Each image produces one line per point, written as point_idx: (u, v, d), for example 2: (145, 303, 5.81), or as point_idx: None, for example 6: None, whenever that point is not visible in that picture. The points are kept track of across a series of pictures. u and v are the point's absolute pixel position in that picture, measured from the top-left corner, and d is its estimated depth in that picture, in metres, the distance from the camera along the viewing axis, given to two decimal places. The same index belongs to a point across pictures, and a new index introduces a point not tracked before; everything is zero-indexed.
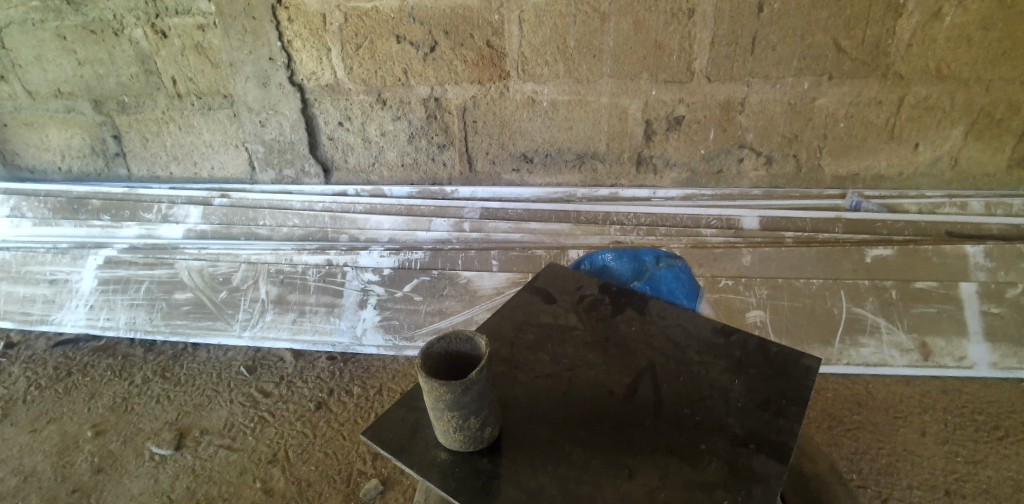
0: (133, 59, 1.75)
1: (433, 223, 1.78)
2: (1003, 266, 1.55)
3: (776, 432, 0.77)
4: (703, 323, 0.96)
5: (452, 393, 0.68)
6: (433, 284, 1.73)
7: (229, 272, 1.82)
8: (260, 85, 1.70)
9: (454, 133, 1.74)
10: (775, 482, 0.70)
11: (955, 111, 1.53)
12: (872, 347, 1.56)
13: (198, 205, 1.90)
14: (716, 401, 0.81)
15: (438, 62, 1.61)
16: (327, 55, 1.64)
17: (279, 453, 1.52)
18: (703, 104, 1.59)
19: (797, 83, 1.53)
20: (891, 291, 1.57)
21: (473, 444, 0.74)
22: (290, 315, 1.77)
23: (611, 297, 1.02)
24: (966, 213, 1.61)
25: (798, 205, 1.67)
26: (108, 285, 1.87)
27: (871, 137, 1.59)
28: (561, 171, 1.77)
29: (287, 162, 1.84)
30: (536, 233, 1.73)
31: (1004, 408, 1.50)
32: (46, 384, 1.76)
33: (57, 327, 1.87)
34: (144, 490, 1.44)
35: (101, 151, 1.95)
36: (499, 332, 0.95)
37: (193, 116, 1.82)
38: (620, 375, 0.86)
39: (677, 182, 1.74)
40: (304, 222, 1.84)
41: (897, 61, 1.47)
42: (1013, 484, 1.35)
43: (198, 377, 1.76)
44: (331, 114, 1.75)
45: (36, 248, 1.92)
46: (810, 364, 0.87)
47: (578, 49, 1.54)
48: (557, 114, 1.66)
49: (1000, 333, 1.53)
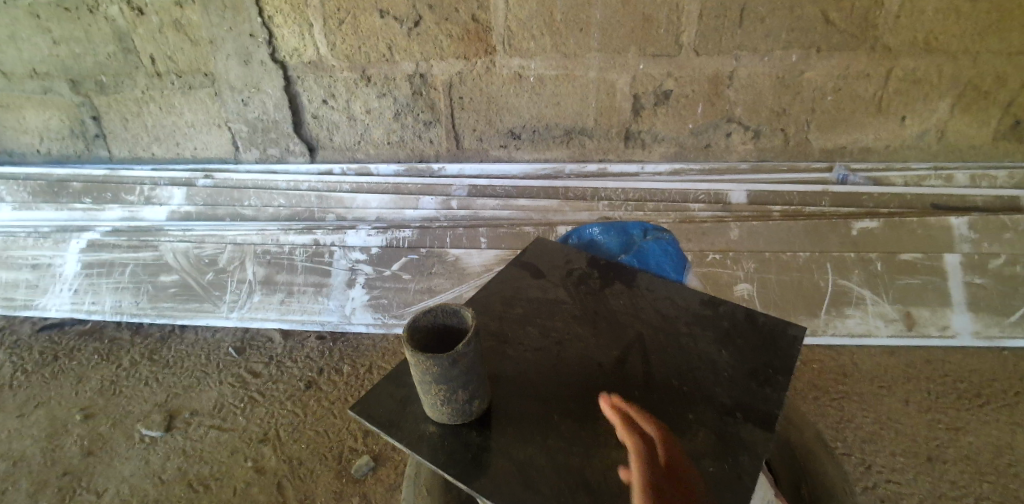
0: (110, 37, 1.69)
1: (421, 201, 1.77)
2: (986, 237, 1.57)
3: (763, 401, 0.77)
4: (690, 295, 0.96)
5: (441, 366, 0.68)
6: (422, 262, 1.71)
7: (215, 254, 1.80)
8: (242, 62, 1.67)
9: (441, 110, 1.72)
10: (762, 449, 0.71)
11: (942, 84, 1.53)
12: (858, 318, 1.57)
13: (182, 186, 1.88)
14: (704, 371, 0.82)
15: (423, 37, 1.58)
16: (310, 31, 1.61)
17: (269, 432, 1.52)
18: (691, 78, 1.58)
19: (785, 56, 1.52)
20: (878, 263, 1.58)
21: (462, 417, 0.75)
22: (278, 296, 1.75)
23: (600, 271, 1.02)
24: (952, 185, 1.63)
25: (785, 179, 1.68)
26: (93, 268, 1.84)
27: (858, 111, 1.60)
28: (549, 147, 1.77)
29: (271, 141, 1.82)
30: (525, 210, 1.72)
31: (986, 377, 1.53)
32: (33, 369, 1.74)
33: (41, 312, 1.84)
34: (135, 471, 1.45)
35: (81, 133, 1.92)
36: (487, 307, 0.95)
37: (174, 96, 1.79)
38: (609, 348, 0.86)
39: (666, 156, 1.74)
40: (290, 202, 1.82)
41: (885, 33, 1.46)
42: (994, 450, 1.38)
43: (187, 359, 1.74)
44: (315, 92, 1.72)
45: (18, 232, 1.89)
46: (797, 334, 0.88)
47: (565, 23, 1.52)
48: (544, 89, 1.64)
49: (983, 304, 1.55)
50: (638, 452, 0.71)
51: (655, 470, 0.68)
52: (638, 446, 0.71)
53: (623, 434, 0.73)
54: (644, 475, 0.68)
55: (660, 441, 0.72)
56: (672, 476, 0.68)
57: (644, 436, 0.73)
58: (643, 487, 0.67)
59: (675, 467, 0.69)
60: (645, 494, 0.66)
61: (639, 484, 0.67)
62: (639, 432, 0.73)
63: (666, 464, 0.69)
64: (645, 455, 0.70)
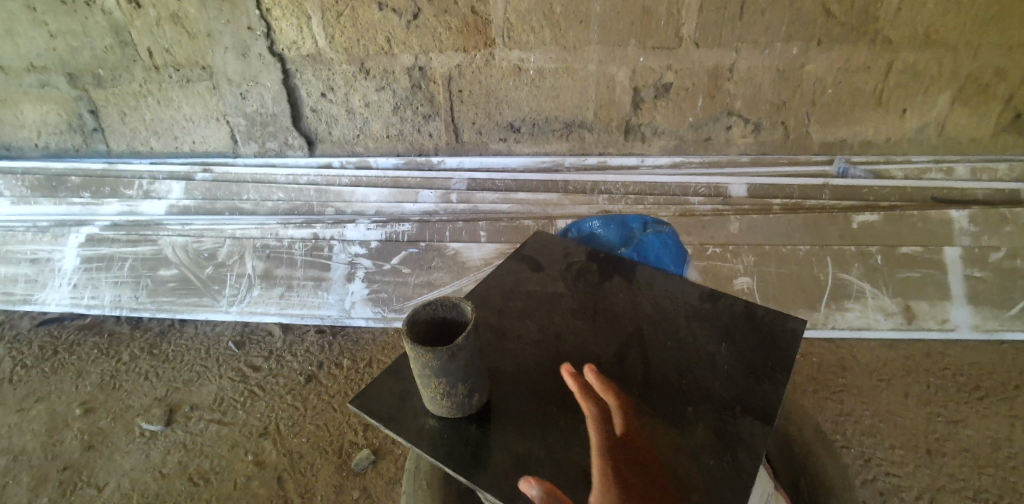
0: (107, 30, 1.68)
1: (420, 195, 1.77)
2: (987, 231, 1.56)
3: (762, 395, 0.77)
4: (690, 289, 0.96)
5: (440, 360, 0.68)
6: (421, 256, 1.71)
7: (214, 248, 1.80)
8: (240, 56, 1.66)
9: (440, 103, 1.71)
10: (761, 443, 0.71)
11: (943, 77, 1.52)
12: (858, 311, 1.57)
13: (180, 180, 1.88)
14: (703, 365, 0.82)
15: (421, 29, 1.58)
16: (308, 23, 1.60)
17: (269, 426, 1.52)
18: (691, 71, 1.57)
19: (786, 49, 1.51)
20: (877, 256, 1.58)
21: (461, 410, 0.75)
22: (277, 290, 1.75)
23: (599, 264, 1.02)
24: (953, 178, 1.63)
25: (785, 172, 1.69)
26: (91, 263, 1.84)
27: (859, 104, 1.60)
28: (548, 140, 1.77)
29: (269, 134, 1.82)
30: (524, 204, 1.72)
31: (985, 370, 1.52)
32: (32, 363, 1.74)
33: (40, 306, 1.83)
34: (135, 465, 1.45)
35: (78, 127, 1.91)
36: (487, 300, 0.95)
37: (172, 89, 1.78)
38: (609, 342, 0.86)
39: (666, 150, 1.74)
40: (289, 196, 1.82)
41: (886, 25, 1.45)
42: (992, 443, 1.38)
43: (186, 353, 1.74)
44: (313, 86, 1.72)
45: (16, 227, 1.89)
46: (796, 327, 0.88)
47: (564, 15, 1.51)
48: (543, 82, 1.64)
49: (982, 297, 1.55)
50: (595, 417, 0.75)
51: (614, 438, 0.72)
52: (597, 414, 0.75)
53: (581, 400, 0.77)
54: (601, 438, 0.72)
55: (616, 406, 0.76)
56: (626, 435, 0.72)
57: (600, 401, 0.77)
58: (599, 448, 0.71)
59: (629, 427, 0.73)
60: (601, 454, 0.70)
61: (595, 446, 0.71)
62: (602, 406, 0.76)
63: (621, 425, 0.73)
64: (608, 429, 0.73)
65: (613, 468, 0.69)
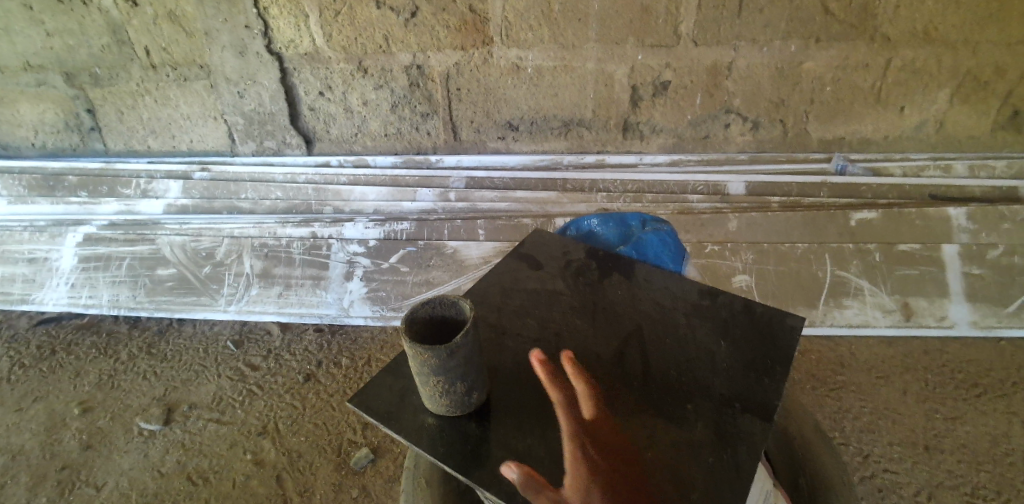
0: (104, 28, 1.67)
1: (419, 193, 1.77)
2: (985, 228, 1.56)
3: (762, 392, 0.78)
4: (689, 286, 0.96)
5: (438, 357, 0.68)
6: (419, 254, 1.70)
7: (212, 247, 1.80)
8: (237, 54, 1.66)
9: (438, 101, 1.71)
10: (761, 439, 0.72)
11: (941, 74, 1.52)
12: (856, 309, 1.57)
13: (178, 179, 1.88)
14: (702, 361, 0.82)
15: (419, 27, 1.57)
16: (306, 22, 1.59)
17: (268, 425, 1.52)
18: (690, 69, 1.57)
19: (784, 46, 1.51)
20: (876, 254, 1.58)
21: (461, 408, 0.75)
22: (276, 289, 1.75)
23: (598, 261, 1.02)
24: (951, 175, 1.64)
25: (783, 170, 1.69)
26: (89, 262, 1.83)
27: (857, 102, 1.60)
28: (547, 139, 1.77)
29: (267, 133, 1.83)
30: (523, 202, 1.72)
31: (984, 367, 1.52)
32: (30, 363, 1.73)
33: (38, 306, 1.83)
34: (134, 465, 1.45)
35: (76, 126, 1.91)
36: (486, 298, 0.95)
37: (169, 88, 1.77)
38: (608, 339, 0.86)
39: (664, 148, 1.75)
40: (288, 195, 1.82)
41: (885, 22, 1.45)
42: (991, 440, 1.39)
43: (185, 352, 1.74)
44: (312, 84, 1.71)
45: (13, 227, 1.88)
46: (795, 324, 0.88)
47: (562, 13, 1.51)
48: (542, 80, 1.64)
49: (980, 294, 1.55)
50: (563, 404, 0.76)
51: (582, 424, 0.73)
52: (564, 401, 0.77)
53: (550, 388, 0.79)
54: (570, 422, 0.74)
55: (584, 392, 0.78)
56: (595, 419, 0.74)
57: (568, 387, 0.79)
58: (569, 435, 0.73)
59: (598, 411, 0.75)
60: (571, 440, 0.72)
61: (566, 431, 0.73)
62: (570, 393, 0.78)
63: (589, 410, 0.75)
64: (576, 415, 0.75)
65: (583, 451, 0.71)
